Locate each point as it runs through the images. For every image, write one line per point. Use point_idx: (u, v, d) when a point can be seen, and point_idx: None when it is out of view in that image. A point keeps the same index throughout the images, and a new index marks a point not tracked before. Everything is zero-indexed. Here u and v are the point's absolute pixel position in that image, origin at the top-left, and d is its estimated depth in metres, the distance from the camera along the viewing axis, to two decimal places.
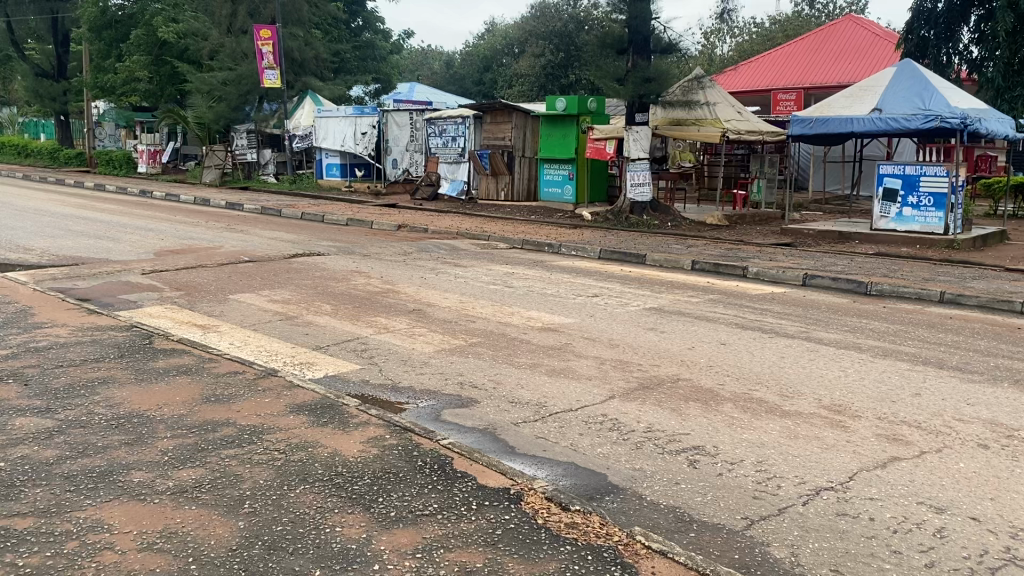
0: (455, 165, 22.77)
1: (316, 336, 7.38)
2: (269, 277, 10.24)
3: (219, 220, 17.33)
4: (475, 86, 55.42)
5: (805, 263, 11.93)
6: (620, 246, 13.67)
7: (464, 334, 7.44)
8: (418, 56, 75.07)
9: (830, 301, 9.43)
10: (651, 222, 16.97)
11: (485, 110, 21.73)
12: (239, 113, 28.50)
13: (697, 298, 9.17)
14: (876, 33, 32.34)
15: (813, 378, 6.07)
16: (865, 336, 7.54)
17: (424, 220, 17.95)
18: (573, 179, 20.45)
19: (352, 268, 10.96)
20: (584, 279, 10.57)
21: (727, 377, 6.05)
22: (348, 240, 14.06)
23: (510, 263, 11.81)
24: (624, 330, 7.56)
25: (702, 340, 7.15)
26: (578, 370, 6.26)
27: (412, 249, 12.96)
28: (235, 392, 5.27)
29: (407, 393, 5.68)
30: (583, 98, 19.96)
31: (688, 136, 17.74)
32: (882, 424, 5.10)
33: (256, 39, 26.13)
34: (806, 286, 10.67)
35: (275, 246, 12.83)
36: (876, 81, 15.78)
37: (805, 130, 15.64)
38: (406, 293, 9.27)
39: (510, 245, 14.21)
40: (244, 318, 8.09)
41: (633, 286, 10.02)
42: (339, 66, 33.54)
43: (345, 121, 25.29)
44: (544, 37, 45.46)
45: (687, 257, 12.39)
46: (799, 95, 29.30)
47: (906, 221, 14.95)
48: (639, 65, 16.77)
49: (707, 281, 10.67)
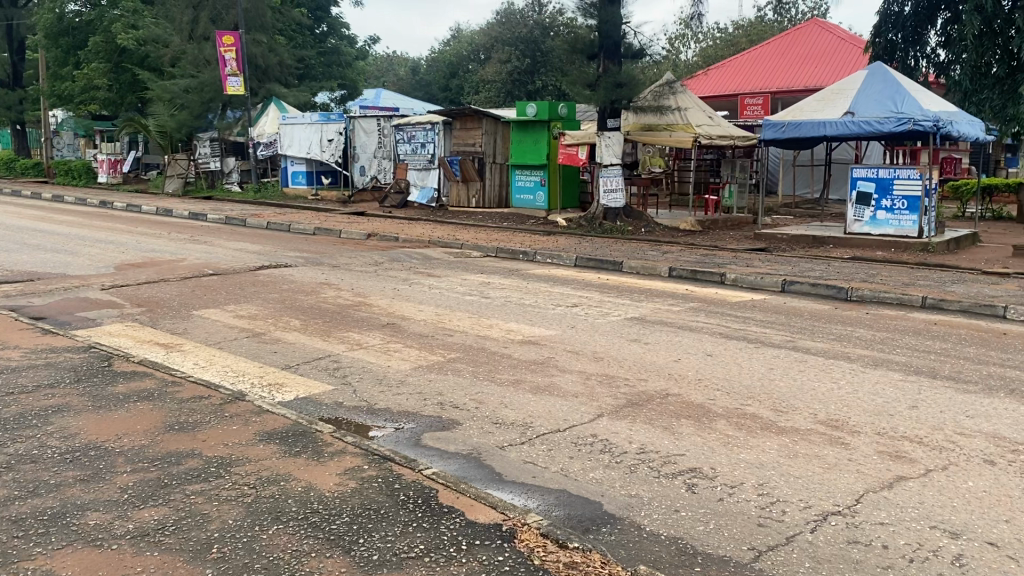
0: (424, 172, 22.43)
1: (285, 354, 7.04)
2: (234, 291, 9.87)
3: (183, 231, 16.85)
4: (442, 92, 55.10)
5: (782, 268, 11.78)
6: (595, 253, 13.45)
7: (442, 349, 7.15)
8: (383, 62, 74.59)
9: (812, 308, 9.26)
10: (625, 228, 16.79)
11: (454, 116, 21.45)
12: (202, 121, 27.95)
13: (678, 307, 8.96)
14: (841, 38, 32.58)
15: (806, 391, 5.86)
16: (853, 344, 7.37)
17: (394, 228, 17.61)
18: (545, 185, 20.28)
19: (320, 280, 10.61)
20: (562, 288, 10.31)
21: (717, 391, 5.82)
22: (315, 250, 13.67)
23: (484, 273, 11.52)
24: (607, 342, 7.32)
25: (689, 352, 6.92)
26: (563, 387, 5.99)
27: (383, 259, 12.64)
28: (200, 420, 4.94)
29: (385, 416, 5.39)
30: (554, 105, 19.85)
31: (660, 141, 17.63)
32: (883, 441, 4.91)
33: (219, 45, 25.64)
34: (785, 292, 10.51)
35: (241, 258, 12.44)
36: (847, 84, 15.77)
37: (778, 134, 15.59)
38: (379, 306, 8.95)
39: (483, 253, 13.93)
40: (209, 336, 7.72)
41: (611, 295, 9.78)
42: (304, 72, 33.06)
43: (311, 129, 24.74)
44: (511, 43, 45.31)
45: (664, 263, 12.20)
46: (767, 100, 29.37)
47: (880, 225, 14.90)
48: (610, 69, 16.60)
49: (686, 288, 10.46)
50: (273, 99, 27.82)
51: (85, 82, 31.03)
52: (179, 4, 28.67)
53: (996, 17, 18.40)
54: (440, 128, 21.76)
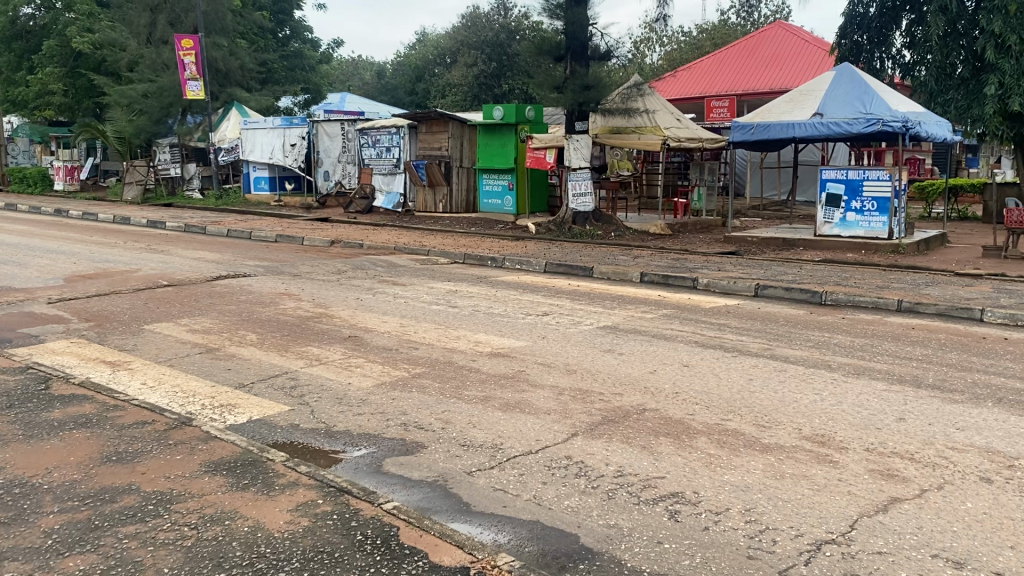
0: (390, 176, 22.04)
1: (240, 372, 6.65)
2: (189, 303, 9.43)
3: (139, 240, 16.32)
4: (408, 96, 54.63)
5: (755, 272, 11.57)
6: (565, 258, 13.17)
7: (406, 363, 6.79)
8: (348, 66, 73.85)
9: (787, 313, 9.05)
10: (594, 232, 16.54)
11: (420, 119, 21.06)
12: (161, 126, 27.30)
13: (652, 314, 8.69)
14: (805, 40, 32.67)
15: (788, 404, 5.59)
16: (832, 352, 7.13)
17: (358, 234, 17.20)
18: (513, 190, 19.97)
19: (280, 290, 10.20)
20: (531, 296, 10.00)
21: (696, 406, 5.53)
22: (276, 259, 13.22)
23: (451, 281, 11.17)
24: (580, 353, 7.01)
25: (665, 362, 6.63)
26: (534, 403, 5.67)
27: (346, 267, 12.25)
28: (140, 449, 4.53)
29: (344, 440, 5.04)
30: (521, 107, 19.51)
31: (628, 144, 17.38)
32: (873, 458, 4.64)
33: (177, 49, 25.02)
34: (759, 296, 10.29)
35: (198, 268, 11.98)
36: (814, 85, 15.65)
37: (746, 136, 15.43)
38: (341, 317, 8.57)
39: (451, 259, 13.59)
40: (159, 353, 7.29)
41: (582, 302, 9.49)
42: (267, 76, 32.44)
43: (273, 133, 24.32)
44: (477, 47, 44.97)
45: (635, 269, 11.94)
46: (733, 102, 29.33)
47: (851, 226, 14.77)
48: (578, 71, 16.36)
49: (658, 294, 10.20)
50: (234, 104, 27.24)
51: (39, 87, 30.16)
52: (136, 7, 27.95)
53: (960, 18, 18.41)
54: (405, 132, 21.38)
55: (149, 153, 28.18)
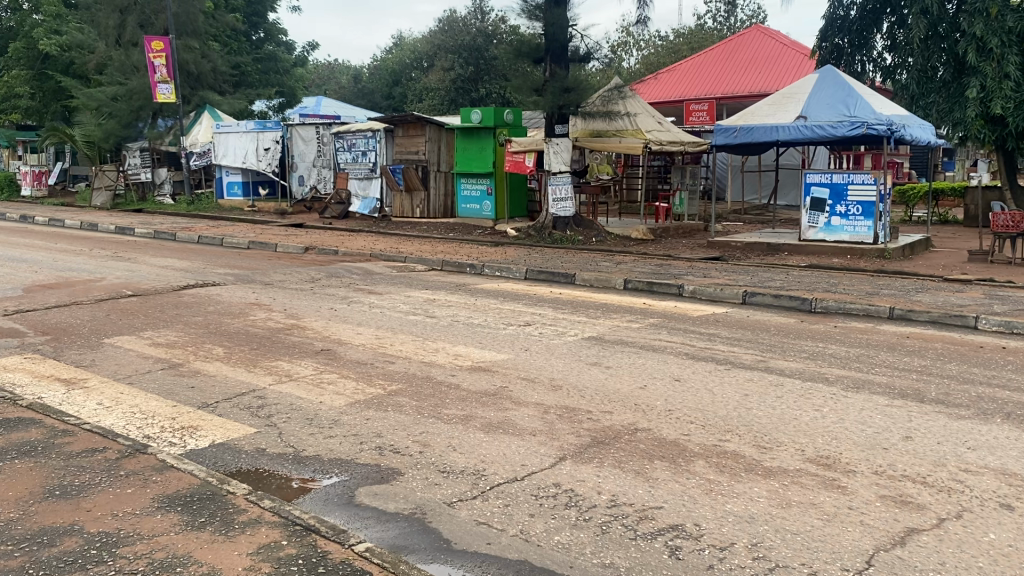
0: (367, 181, 21.61)
1: (204, 390, 6.23)
2: (154, 315, 8.99)
3: (107, 247, 15.81)
4: (385, 100, 54.19)
5: (741, 278, 11.30)
6: (546, 264, 12.84)
7: (381, 379, 6.39)
8: (323, 70, 73.16)
9: (776, 322, 8.77)
10: (576, 238, 16.21)
11: (397, 123, 20.70)
12: (131, 130, 26.69)
13: (638, 324, 8.38)
14: (784, 43, 32.63)
15: (788, 423, 5.28)
16: (828, 363, 6.84)
17: (333, 240, 16.76)
18: (492, 195, 19.55)
19: (250, 300, 9.77)
20: (512, 304, 9.65)
21: (692, 425, 5.21)
22: (248, 266, 12.80)
23: (430, 289, 10.80)
24: (566, 367, 6.67)
25: (656, 377, 6.31)
26: (518, 423, 5.31)
27: (320, 275, 11.84)
28: (88, 481, 4.12)
29: (314, 468, 4.66)
30: (499, 110, 19.20)
31: (609, 147, 17.10)
32: (883, 482, 4.34)
33: (147, 51, 24.42)
34: (747, 304, 10.00)
35: (166, 277, 11.52)
36: (797, 87, 15.47)
37: (729, 139, 15.23)
38: (314, 329, 8.17)
39: (428, 267, 13.21)
40: (119, 369, 6.86)
41: (566, 311, 9.15)
42: (240, 79, 31.86)
43: (246, 137, 23.82)
44: (454, 51, 44.58)
45: (618, 275, 11.63)
46: (712, 105, 29.15)
47: (835, 230, 14.57)
48: (557, 74, 16.05)
49: (643, 302, 9.88)
50: (206, 107, 26.76)
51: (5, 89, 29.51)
52: (105, 8, 27.30)
53: (941, 21, 18.28)
54: (381, 136, 20.99)
55: (119, 157, 27.55)
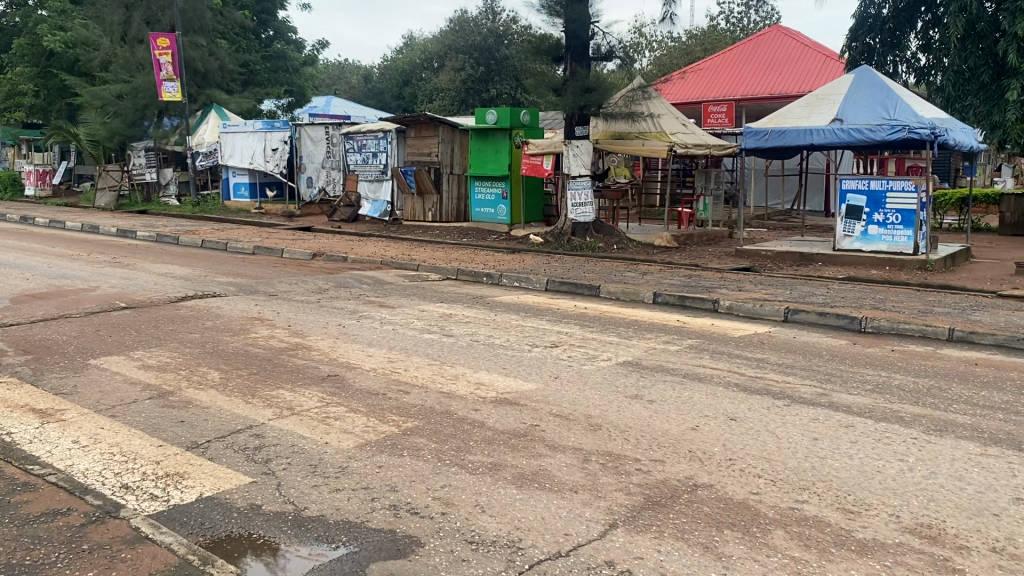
0: (377, 183, 20.90)
1: (194, 426, 5.48)
2: (147, 331, 8.27)
3: (106, 251, 15.14)
4: (394, 100, 53.51)
5: (779, 293, 10.52)
6: (567, 275, 12.09)
7: (395, 415, 5.63)
8: (333, 70, 72.38)
9: (826, 345, 8.01)
10: (596, 245, 15.44)
11: (409, 123, 19.97)
12: (137, 129, 26.05)
13: (677, 346, 7.62)
14: (804, 44, 31.76)
15: (872, 478, 4.51)
16: (899, 398, 6.05)
17: (342, 245, 16.03)
18: (507, 198, 18.78)
19: (251, 314, 9.03)
20: (535, 321, 8.89)
21: (760, 481, 4.46)
22: (252, 275, 12.09)
23: (445, 302, 10.06)
24: (605, 401, 5.90)
25: (708, 416, 5.55)
26: (556, 475, 4.55)
27: (328, 285, 11.12)
28: (41, 561, 3.39)
29: (318, 533, 3.92)
30: (515, 110, 18.43)
31: (632, 151, 16.29)
32: (1007, 565, 3.57)
33: (153, 48, 23.78)
34: (789, 322, 9.24)
35: (163, 286, 10.81)
36: (832, 89, 14.66)
37: (760, 143, 14.42)
38: (320, 350, 7.43)
39: (442, 276, 12.46)
40: (101, 398, 6.13)
41: (595, 330, 8.38)
42: (248, 78, 31.18)
43: (253, 137, 23.17)
44: (464, 51, 43.89)
45: (646, 288, 10.87)
46: (731, 107, 28.35)
47: (872, 240, 13.77)
48: (578, 73, 15.31)
49: (677, 319, 9.12)
50: (213, 106, 26.11)
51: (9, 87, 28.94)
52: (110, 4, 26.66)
53: (979, 19, 17.40)
54: (393, 137, 20.31)
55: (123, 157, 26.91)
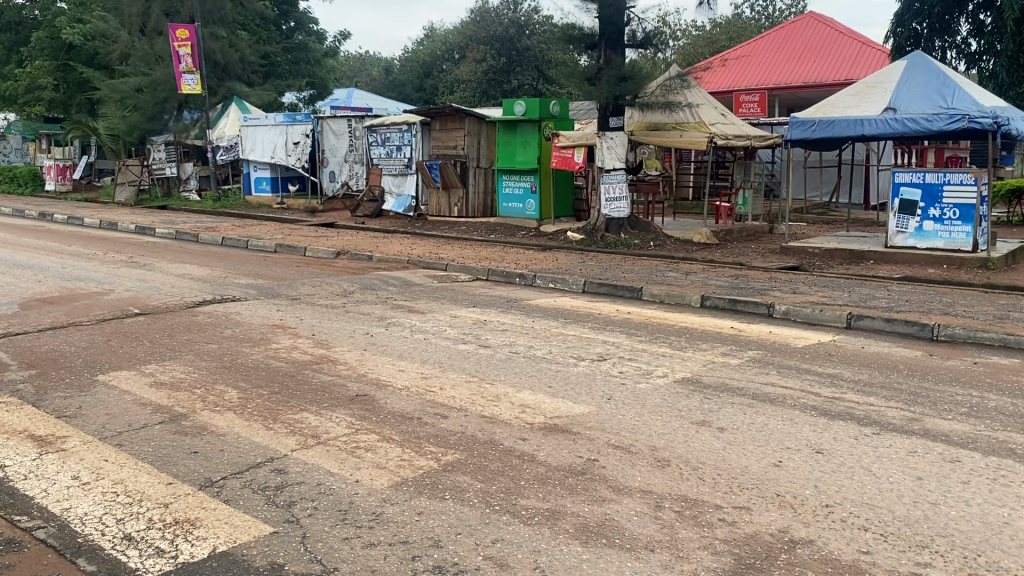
0: (401, 178, 20.31)
1: (208, 459, 4.87)
2: (161, 341, 7.69)
3: (123, 250, 14.63)
4: (416, 92, 52.88)
5: (836, 295, 9.78)
6: (605, 275, 11.42)
7: (433, 445, 4.97)
8: (355, 62, 71.78)
9: (898, 357, 7.29)
10: (632, 241, 14.72)
11: (434, 115, 19.33)
12: (157, 123, 25.61)
13: (738, 361, 6.91)
14: (839, 31, 30.71)
15: (1002, 533, 3.80)
16: (1003, 425, 5.32)
17: (367, 243, 15.43)
18: (537, 193, 18.07)
19: (273, 322, 8.43)
20: (577, 329, 8.22)
21: (868, 536, 3.79)
22: (274, 276, 11.51)
23: (477, 306, 9.43)
24: (670, 429, 5.22)
25: (789, 450, 4.88)
26: (626, 527, 3.89)
27: (352, 287, 10.52)
28: None
29: None
30: (545, 101, 17.74)
31: (669, 142, 15.53)
32: None
33: (172, 40, 23.31)
34: (851, 329, 8.54)
35: (180, 289, 10.26)
36: (883, 76, 13.84)
37: (806, 134, 13.65)
38: (347, 364, 6.80)
39: (472, 276, 11.83)
40: (108, 422, 5.55)
41: (643, 340, 7.68)
42: (269, 69, 30.61)
43: (275, 130, 22.62)
44: (486, 42, 43.18)
45: (692, 290, 10.18)
46: (764, 96, 27.44)
47: (928, 236, 12.94)
48: (613, 61, 14.59)
49: (731, 326, 8.46)
50: (234, 99, 25.56)
51: (29, 81, 28.63)
52: None
53: None
54: (417, 129, 19.70)
55: (143, 151, 26.52)
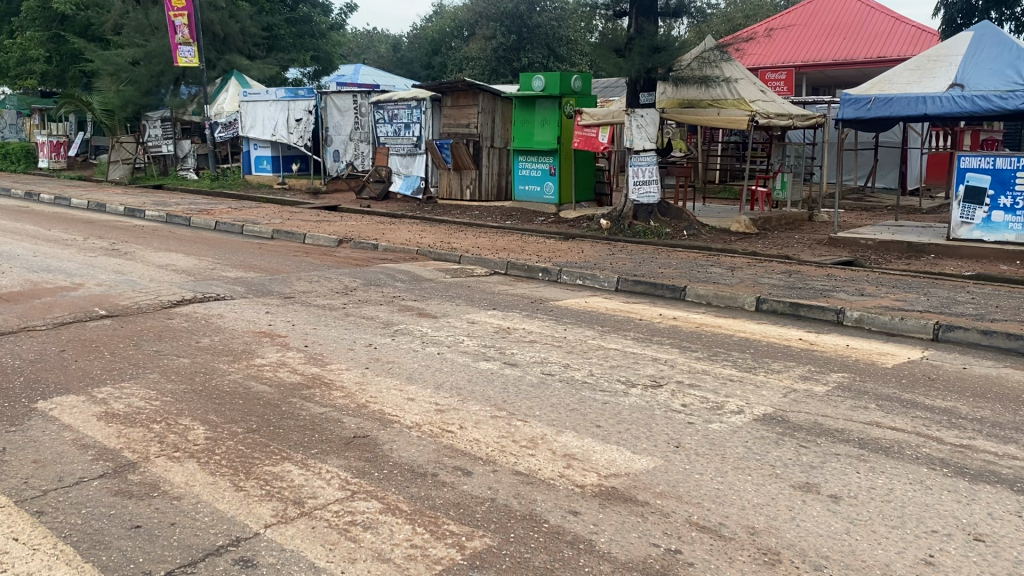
0: (409, 157, 18.99)
1: (151, 540, 3.61)
2: (125, 353, 6.44)
3: (107, 235, 13.37)
4: (424, 70, 51.45)
5: (913, 299, 8.47)
6: (640, 270, 10.12)
7: (455, 522, 3.70)
8: (362, 38, 70.12)
9: (1016, 383, 5.99)
10: (663, 230, 13.35)
11: (445, 90, 17.98)
12: (153, 98, 24.33)
13: (825, 390, 5.64)
14: (870, 5, 29.10)
15: None
16: None
17: (372, 229, 14.11)
18: (555, 175, 16.68)
19: (259, 328, 7.16)
20: (621, 341, 6.92)
21: None
22: (268, 268, 10.21)
23: (496, 308, 8.16)
24: (768, 497, 3.94)
25: (937, 536, 3.59)
26: None
27: (355, 283, 9.28)
28: None
29: None
30: (566, 75, 16.35)
31: (706, 120, 14.09)
32: None
33: (167, 9, 22.03)
34: (938, 342, 7.26)
35: (158, 285, 8.99)
36: (946, 47, 12.45)
37: (860, 112, 12.27)
38: (343, 389, 5.52)
39: (489, 271, 10.53)
40: (32, 475, 4.28)
41: (701, 357, 6.38)
42: (272, 42, 29.26)
43: (276, 106, 21.31)
44: (495, 18, 41.74)
45: (744, 290, 8.88)
46: (791, 74, 25.91)
47: (996, 228, 11.61)
48: (645, 30, 13.25)
49: (800, 337, 7.23)
50: (233, 73, 24.31)
51: (20, 53, 27.49)
52: None
53: None
54: (427, 106, 18.40)
55: (138, 128, 25.24)
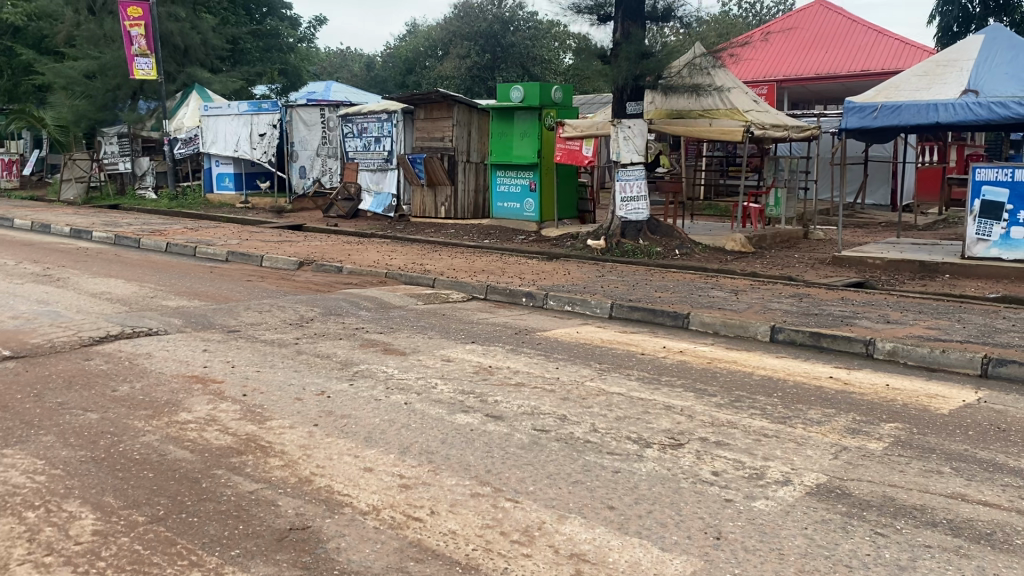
0: (380, 174, 17.91)
1: None
2: (18, 406, 5.24)
3: (44, 259, 12.10)
4: (398, 89, 50.40)
5: (947, 327, 7.47)
6: (634, 294, 9.07)
7: None
8: (336, 57, 69.02)
9: None
10: (654, 249, 12.32)
11: (417, 102, 16.92)
12: (108, 112, 23.08)
13: (883, 448, 4.56)
14: (851, 16, 28.40)
15: None
16: None
17: (338, 250, 12.98)
18: (536, 191, 15.65)
19: (191, 371, 5.99)
20: (622, 382, 5.82)
21: None
22: (216, 296, 9.03)
23: (475, 342, 7.04)
24: None
25: None
26: None
27: (313, 312, 8.15)
28: None
29: None
30: (545, 86, 15.35)
31: (700, 131, 13.12)
32: None
33: (122, 19, 20.86)
34: (989, 378, 6.24)
35: (82, 317, 7.75)
36: (955, 53, 11.57)
37: (866, 121, 11.33)
38: (283, 456, 4.37)
39: (466, 296, 9.45)
40: None
41: (722, 403, 5.31)
42: (237, 55, 28.07)
43: (238, 120, 20.13)
44: (469, 37, 40.80)
45: (755, 316, 7.86)
46: (774, 88, 25.18)
47: (1017, 246, 10.67)
48: (632, 33, 12.31)
49: (833, 375, 6.19)
50: (194, 87, 23.14)
51: None
52: None
53: None
54: (398, 119, 17.37)
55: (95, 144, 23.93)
